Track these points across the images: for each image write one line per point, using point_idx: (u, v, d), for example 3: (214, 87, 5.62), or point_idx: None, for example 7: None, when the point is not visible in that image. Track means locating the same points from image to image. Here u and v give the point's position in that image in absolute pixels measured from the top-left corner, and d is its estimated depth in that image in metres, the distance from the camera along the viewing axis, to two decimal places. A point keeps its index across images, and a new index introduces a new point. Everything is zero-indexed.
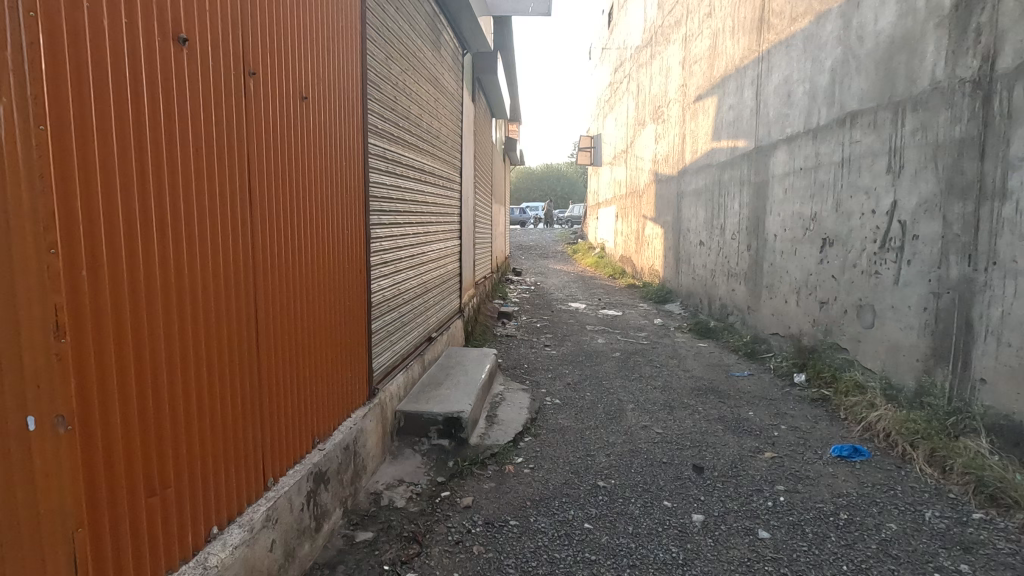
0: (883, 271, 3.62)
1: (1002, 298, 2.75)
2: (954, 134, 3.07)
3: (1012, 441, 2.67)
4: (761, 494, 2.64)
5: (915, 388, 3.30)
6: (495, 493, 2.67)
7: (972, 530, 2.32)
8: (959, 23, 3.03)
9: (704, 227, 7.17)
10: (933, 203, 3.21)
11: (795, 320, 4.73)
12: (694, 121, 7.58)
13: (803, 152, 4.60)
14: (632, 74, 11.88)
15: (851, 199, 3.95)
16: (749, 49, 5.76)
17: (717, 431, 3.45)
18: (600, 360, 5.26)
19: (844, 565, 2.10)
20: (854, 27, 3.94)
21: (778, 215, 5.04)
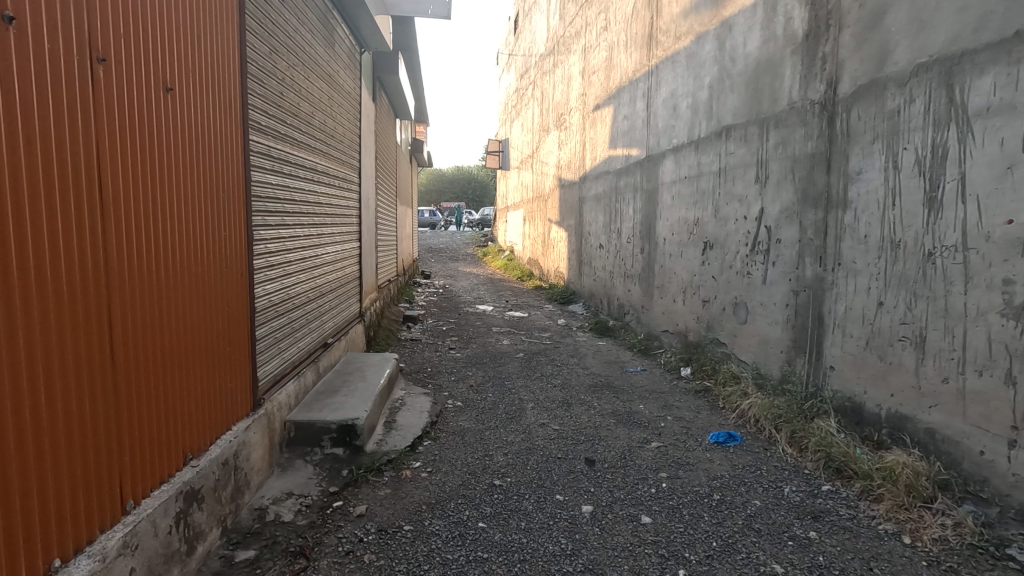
0: (754, 272, 3.98)
1: (845, 294, 3.12)
2: (807, 149, 3.45)
3: (854, 420, 3.05)
4: (646, 483, 2.81)
5: (779, 377, 3.67)
6: (391, 499, 2.63)
7: (820, 501, 2.62)
8: (809, 51, 3.42)
9: (602, 231, 7.51)
10: (792, 210, 3.59)
11: (682, 318, 5.08)
12: (593, 130, 7.91)
13: (688, 162, 4.96)
14: (537, 82, 12.18)
15: (727, 206, 4.32)
16: (640, 63, 6.12)
17: (609, 425, 3.62)
18: (504, 361, 5.34)
19: (714, 541, 2.29)
20: (728, 49, 4.32)
21: (667, 220, 5.38)
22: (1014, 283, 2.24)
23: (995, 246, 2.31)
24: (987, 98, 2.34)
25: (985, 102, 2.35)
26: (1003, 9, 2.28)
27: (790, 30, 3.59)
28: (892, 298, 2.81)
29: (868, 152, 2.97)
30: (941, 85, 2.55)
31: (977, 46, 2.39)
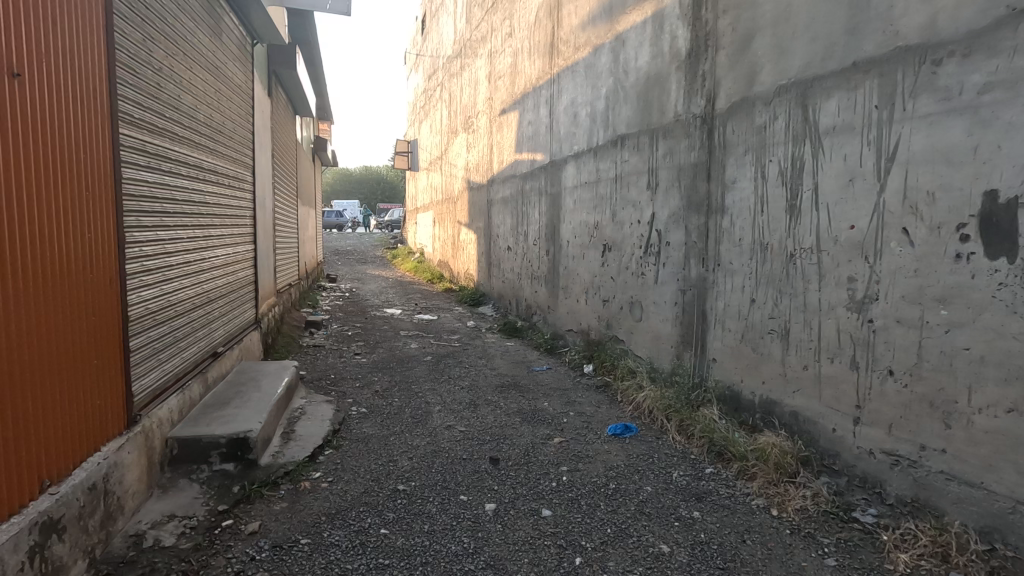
0: (647, 272, 4.24)
1: (724, 293, 3.42)
2: (690, 159, 3.73)
3: (733, 407, 3.34)
4: (547, 477, 2.90)
5: (670, 370, 3.94)
6: (287, 513, 2.52)
7: (704, 482, 2.85)
8: (691, 68, 3.71)
9: (510, 234, 7.64)
10: (678, 215, 3.87)
11: (584, 317, 5.30)
12: (500, 134, 8.04)
13: (588, 168, 5.19)
14: (445, 83, 12.15)
15: (623, 210, 4.58)
16: (543, 70, 6.31)
17: (514, 424, 3.70)
18: (411, 364, 5.28)
19: (609, 528, 2.42)
20: (622, 62, 4.57)
21: (570, 223, 5.58)
22: (856, 280, 2.56)
23: (841, 248, 2.63)
24: (833, 118, 2.67)
25: (832, 122, 2.68)
26: (844, 41, 2.60)
27: (675, 48, 3.88)
28: (762, 295, 3.12)
29: (741, 163, 3.28)
30: (798, 105, 2.87)
31: (825, 72, 2.71)
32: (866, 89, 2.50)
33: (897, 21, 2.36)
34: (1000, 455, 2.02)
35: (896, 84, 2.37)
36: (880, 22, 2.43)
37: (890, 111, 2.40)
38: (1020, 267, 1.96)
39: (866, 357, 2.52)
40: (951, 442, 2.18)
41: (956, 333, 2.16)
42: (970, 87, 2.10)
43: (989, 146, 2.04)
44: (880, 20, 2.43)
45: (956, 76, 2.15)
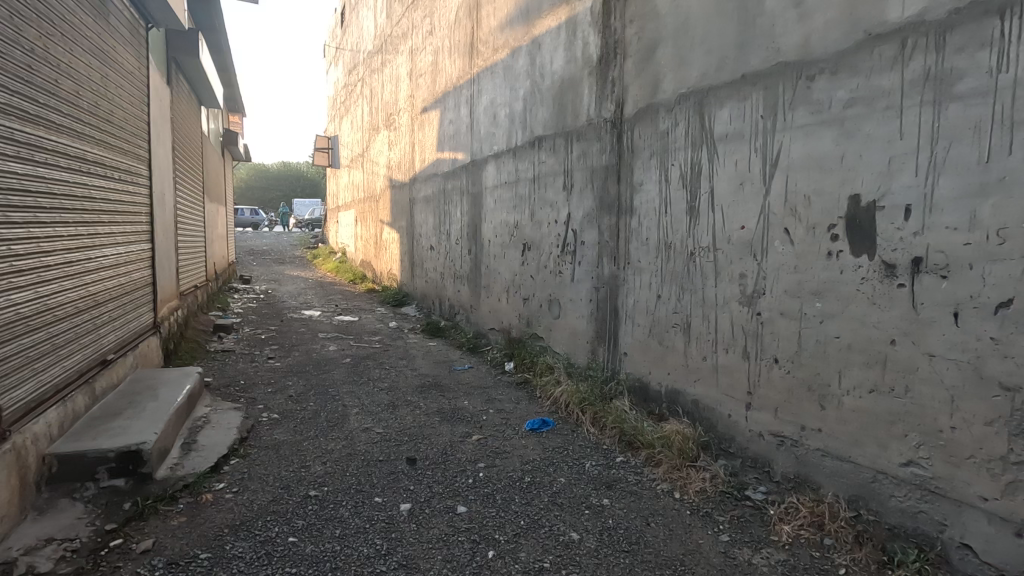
0: (564, 271, 4.36)
1: (634, 289, 3.58)
2: (602, 161, 3.88)
3: (642, 398, 3.52)
4: (464, 474, 2.92)
5: (586, 365, 4.08)
6: (185, 527, 2.38)
7: (614, 471, 2.98)
8: (602, 74, 3.86)
9: (432, 233, 7.59)
10: (592, 215, 4.01)
11: (506, 315, 5.37)
12: (421, 132, 7.96)
13: (507, 168, 5.26)
14: (365, 78, 11.85)
15: (540, 210, 4.68)
16: (463, 70, 6.33)
17: (433, 423, 3.69)
18: (328, 367, 5.13)
19: (523, 520, 2.47)
20: (538, 66, 4.68)
21: (491, 223, 5.63)
22: (747, 277, 2.77)
23: (734, 247, 2.84)
24: (726, 126, 2.87)
25: (725, 130, 2.88)
26: (734, 55, 2.81)
27: (587, 54, 4.02)
28: (666, 291, 3.30)
29: (647, 166, 3.45)
30: (696, 113, 3.06)
31: (719, 83, 2.91)
32: (754, 101, 2.71)
33: (778, 39, 2.58)
34: (864, 432, 2.26)
35: (778, 96, 2.58)
36: (764, 39, 2.64)
37: (773, 122, 2.61)
38: (878, 264, 2.20)
39: (755, 348, 2.73)
40: (825, 422, 2.41)
41: (828, 323, 2.39)
42: (838, 102, 2.32)
43: (853, 155, 2.27)
44: (764, 37, 2.65)
45: (826, 91, 2.37)
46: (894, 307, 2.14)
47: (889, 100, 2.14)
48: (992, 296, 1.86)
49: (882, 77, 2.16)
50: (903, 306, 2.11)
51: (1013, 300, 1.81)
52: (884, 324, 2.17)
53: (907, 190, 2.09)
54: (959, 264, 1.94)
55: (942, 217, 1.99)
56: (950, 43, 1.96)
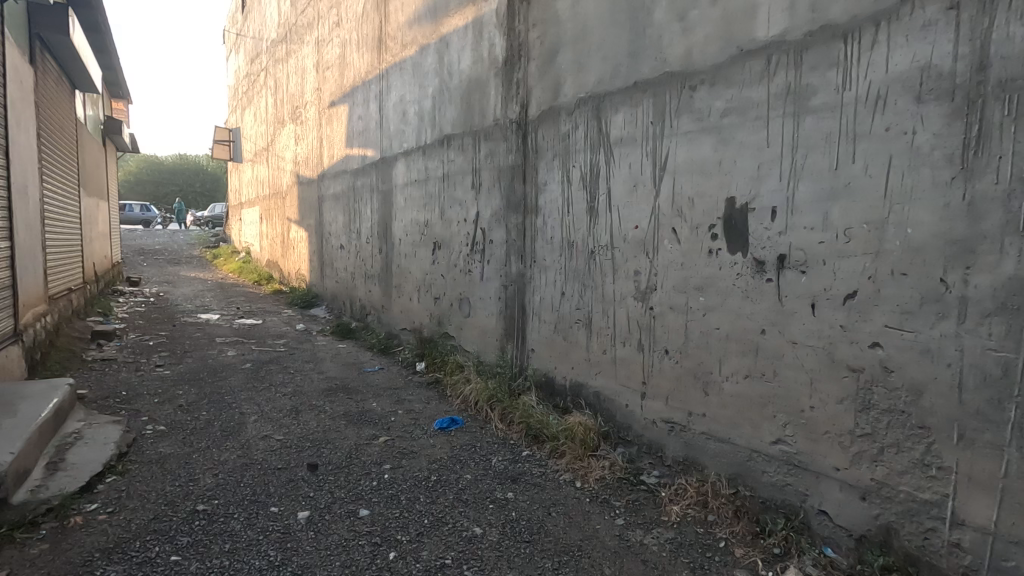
0: (474, 269, 4.38)
1: (539, 287, 3.68)
2: (508, 161, 3.94)
3: (548, 392, 3.62)
4: (368, 477, 2.86)
5: (495, 362, 4.13)
6: (47, 555, 2.15)
7: (520, 464, 3.05)
8: (507, 75, 3.92)
9: (342, 231, 7.35)
10: (499, 214, 4.07)
11: (417, 315, 5.31)
12: (329, 127, 7.68)
13: (417, 166, 5.20)
14: (269, 68, 11.24)
15: (450, 208, 4.67)
16: (371, 65, 6.18)
17: (338, 427, 3.58)
18: (226, 373, 4.82)
19: (426, 519, 2.47)
20: (446, 64, 4.67)
21: (401, 221, 5.55)
22: (641, 274, 2.93)
23: (629, 245, 2.99)
24: (621, 130, 3.02)
25: (620, 134, 3.02)
26: (627, 63, 2.96)
27: (493, 55, 4.07)
28: (569, 288, 3.42)
29: (550, 167, 3.55)
30: (594, 117, 3.19)
31: (614, 89, 3.05)
32: (645, 107, 2.87)
33: (665, 50, 2.75)
34: (741, 415, 2.46)
35: (666, 103, 2.75)
36: (653, 49, 2.81)
37: (662, 127, 2.78)
38: (750, 260, 2.40)
39: (649, 340, 2.89)
40: (709, 407, 2.60)
41: (710, 315, 2.58)
42: (716, 111, 2.51)
43: (729, 160, 2.46)
44: (653, 47, 2.81)
45: (706, 101, 2.55)
46: (763, 299, 2.35)
47: (758, 111, 2.35)
48: (840, 288, 2.09)
49: (751, 90, 2.37)
50: (771, 299, 2.32)
51: (857, 291, 2.04)
52: (756, 315, 2.38)
53: (773, 193, 2.30)
54: (815, 260, 2.17)
55: (802, 218, 2.21)
56: (806, 61, 2.18)
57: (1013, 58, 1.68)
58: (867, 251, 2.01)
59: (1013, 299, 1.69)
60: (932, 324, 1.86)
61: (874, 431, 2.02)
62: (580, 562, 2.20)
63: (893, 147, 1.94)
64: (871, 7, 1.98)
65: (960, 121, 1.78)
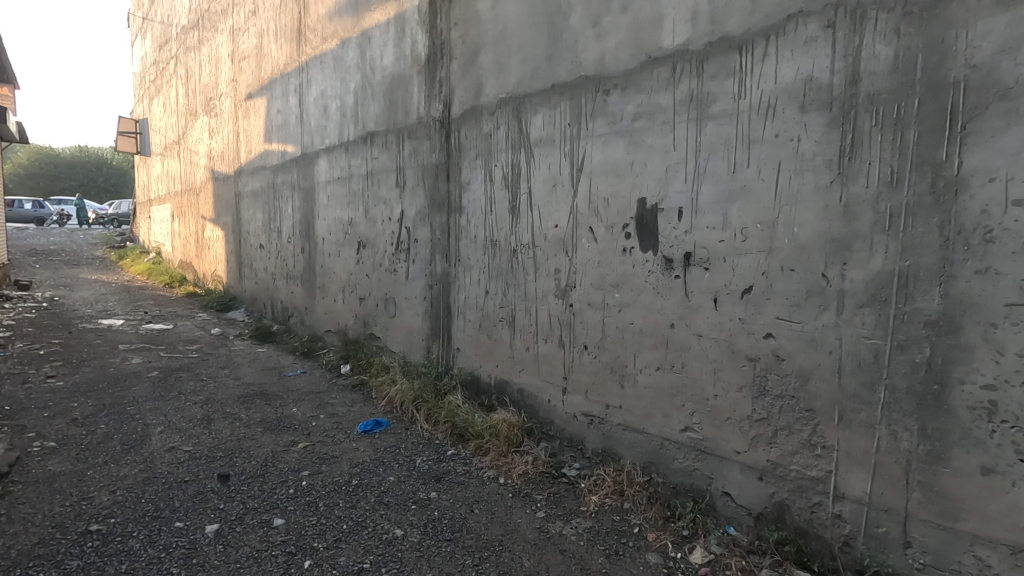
0: (399, 269, 4.32)
1: (464, 286, 3.68)
2: (432, 159, 3.92)
3: (474, 391, 3.63)
4: (284, 485, 2.76)
5: (421, 362, 4.09)
6: None
7: (444, 464, 3.04)
8: (430, 73, 3.89)
9: (261, 230, 7.02)
10: (424, 213, 4.03)
11: (342, 316, 5.17)
12: (246, 120, 7.31)
13: (339, 163, 5.06)
14: (180, 56, 10.55)
15: (374, 207, 4.58)
16: (290, 57, 5.94)
17: (254, 435, 3.42)
18: (129, 383, 4.48)
19: (345, 524, 2.41)
20: (368, 59, 4.57)
21: (324, 220, 5.38)
22: (561, 272, 3.00)
23: (550, 244, 3.06)
24: (540, 131, 3.08)
25: (540, 134, 3.08)
26: (545, 66, 3.02)
27: (416, 52, 4.03)
28: (493, 287, 3.45)
29: (473, 166, 3.57)
30: (515, 117, 3.23)
31: (533, 90, 3.11)
32: (562, 109, 2.94)
33: (581, 54, 2.83)
34: (654, 405, 2.58)
35: (581, 106, 2.84)
36: (569, 53, 2.88)
37: (578, 129, 2.86)
38: (660, 258, 2.52)
39: (569, 336, 2.97)
40: (625, 399, 2.71)
41: (625, 311, 2.68)
42: (627, 115, 2.62)
43: (640, 163, 2.58)
44: (569, 51, 2.88)
45: (619, 105, 2.66)
46: (672, 295, 2.48)
47: (665, 116, 2.47)
48: (739, 284, 2.24)
49: (659, 96, 2.49)
50: (679, 294, 2.45)
51: (753, 286, 2.20)
52: (666, 310, 2.51)
53: (679, 194, 2.43)
54: (717, 257, 2.31)
55: (705, 218, 2.35)
56: (706, 70, 2.31)
57: (879, 73, 1.85)
58: (761, 249, 2.17)
59: (881, 292, 1.88)
60: (816, 315, 2.03)
61: (768, 415, 2.18)
62: (501, 557, 2.23)
63: (782, 152, 2.10)
64: (761, 22, 2.14)
65: (837, 130, 1.95)
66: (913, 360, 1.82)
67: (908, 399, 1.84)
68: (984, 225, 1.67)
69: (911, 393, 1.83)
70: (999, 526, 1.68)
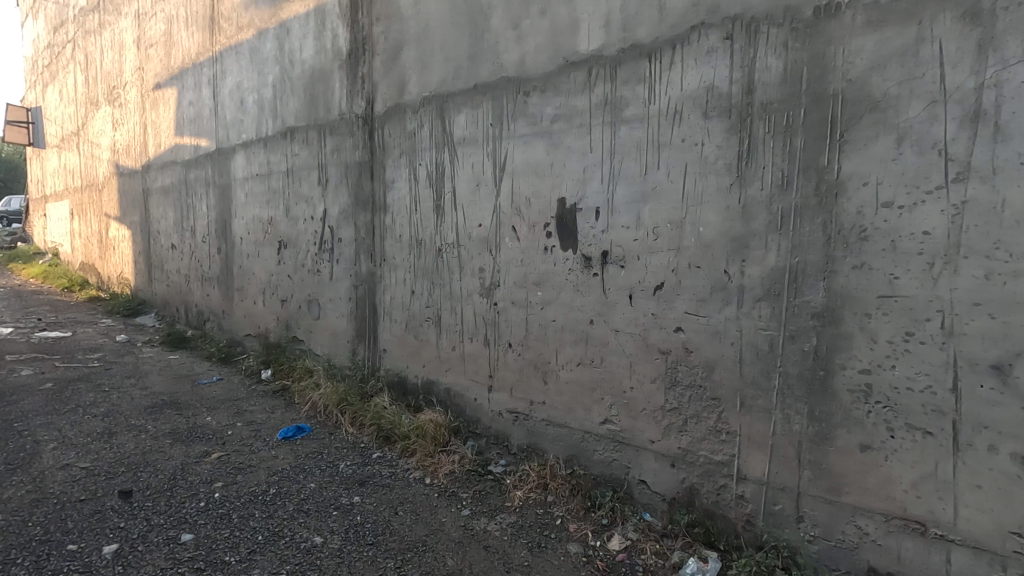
0: (322, 269, 4.19)
1: (390, 286, 3.62)
2: (355, 157, 3.83)
3: (401, 392, 3.58)
4: (194, 499, 2.60)
5: (346, 365, 3.99)
6: None
7: (368, 468, 2.98)
8: (352, 69, 3.80)
9: (173, 229, 6.58)
10: (347, 212, 3.93)
11: (262, 319, 4.94)
12: (155, 112, 6.83)
13: (258, 159, 4.84)
14: (77, 40, 9.69)
15: (295, 205, 4.42)
16: (203, 46, 5.61)
17: (162, 447, 3.21)
18: (17, 396, 4.08)
19: (260, 535, 2.32)
20: (287, 52, 4.40)
21: (242, 219, 5.12)
22: (485, 270, 3.02)
23: (474, 243, 3.07)
24: (463, 130, 3.08)
25: (463, 134, 3.09)
26: (467, 65, 3.03)
27: (337, 46, 3.92)
28: (419, 286, 3.42)
29: (397, 165, 3.52)
30: (438, 116, 3.22)
31: (455, 89, 3.11)
32: (484, 109, 2.96)
33: (502, 55, 2.86)
34: (575, 400, 2.65)
35: (503, 107, 2.87)
36: (491, 54, 2.91)
37: (500, 130, 2.89)
38: (580, 256, 2.60)
39: (494, 334, 3.00)
40: (548, 394, 2.77)
41: (547, 308, 2.74)
42: (547, 116, 2.68)
43: (559, 163, 2.64)
44: (491, 52, 2.91)
45: (539, 107, 2.71)
46: (590, 292, 2.56)
47: (582, 118, 2.54)
48: (651, 281, 2.35)
49: (576, 99, 2.56)
50: (597, 292, 2.53)
51: (664, 283, 2.31)
52: (585, 307, 2.58)
53: (596, 194, 2.51)
54: (631, 255, 2.40)
55: (620, 218, 2.44)
56: (619, 75, 2.40)
57: (770, 84, 2.00)
58: (671, 247, 2.28)
59: (775, 287, 2.03)
60: (720, 309, 2.16)
61: (679, 405, 2.30)
62: (424, 557, 2.22)
63: (688, 156, 2.21)
64: (668, 32, 2.25)
65: (736, 135, 2.09)
66: (803, 349, 1.98)
67: (799, 384, 1.99)
68: (859, 225, 1.84)
69: (801, 379, 1.99)
70: (875, 497, 1.86)
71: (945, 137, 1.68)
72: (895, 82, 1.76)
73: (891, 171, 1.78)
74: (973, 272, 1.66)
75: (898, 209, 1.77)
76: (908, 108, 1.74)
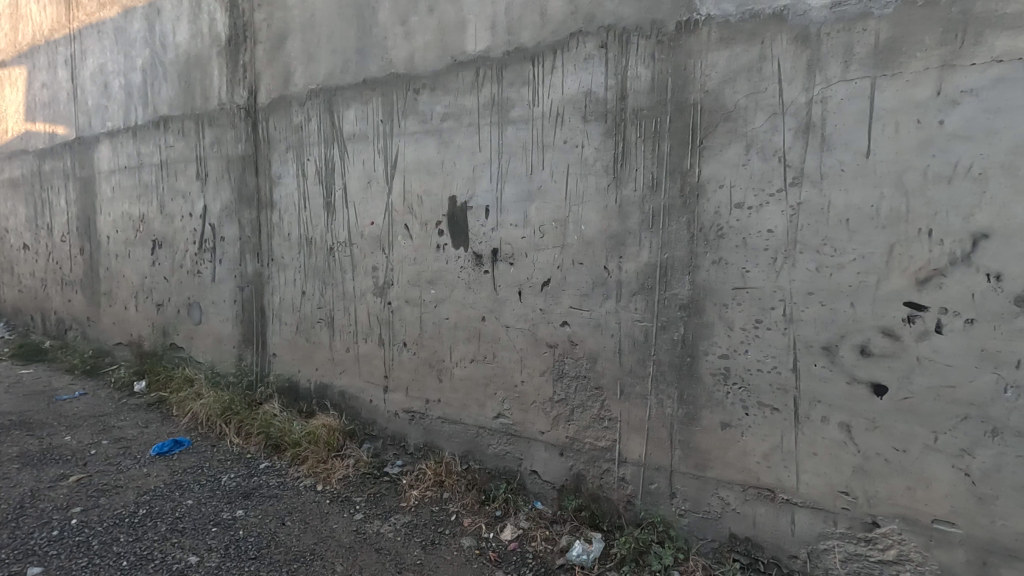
0: (203, 270, 3.90)
1: (278, 287, 3.45)
2: (237, 150, 3.60)
3: (292, 398, 3.42)
4: (45, 528, 2.33)
5: (232, 372, 3.74)
6: None
7: (254, 479, 2.82)
8: (232, 56, 3.57)
9: (24, 227, 5.81)
10: (230, 209, 3.69)
11: (135, 326, 4.51)
12: None
13: (126, 150, 4.40)
14: None
15: (171, 201, 4.07)
16: (57, 22, 5.01)
17: (6, 473, 2.83)
18: None
19: (125, 561, 2.13)
20: (158, 34, 4.04)
21: (108, 216, 4.63)
22: (378, 269, 2.97)
23: (366, 242, 3.00)
24: (353, 126, 3.00)
25: (353, 129, 3.01)
26: (356, 59, 2.96)
27: (215, 31, 3.66)
28: (310, 287, 3.28)
29: (284, 160, 3.36)
30: (327, 110, 3.11)
31: (344, 83, 3.02)
32: (374, 105, 2.90)
33: (391, 51, 2.82)
34: (469, 396, 2.68)
35: (392, 104, 2.83)
36: (379, 49, 2.86)
37: (391, 126, 2.85)
38: (471, 254, 2.63)
39: (388, 334, 2.95)
40: (443, 392, 2.77)
41: (440, 306, 2.75)
42: (436, 115, 2.68)
43: (449, 162, 2.65)
44: (379, 47, 2.86)
45: (428, 105, 2.70)
46: (482, 289, 2.60)
47: (470, 118, 2.57)
48: (539, 277, 2.43)
49: (464, 99, 2.59)
50: (488, 289, 2.58)
51: (550, 279, 2.39)
52: (477, 304, 2.62)
53: (485, 193, 2.55)
54: (520, 253, 2.47)
55: (508, 216, 2.50)
56: (505, 77, 2.46)
57: (640, 91, 2.14)
58: (556, 245, 2.37)
59: (648, 281, 2.18)
60: (601, 303, 2.28)
61: (566, 396, 2.40)
62: (311, 567, 2.15)
63: (569, 157, 2.32)
64: (550, 37, 2.34)
65: (611, 139, 2.22)
66: (672, 338, 2.14)
67: (670, 371, 2.16)
68: (717, 224, 2.02)
69: (672, 366, 2.15)
70: (734, 470, 2.06)
71: (784, 145, 1.90)
72: (744, 95, 1.95)
73: (741, 175, 1.97)
74: (807, 265, 1.88)
75: (747, 209, 1.97)
76: (754, 119, 1.94)
